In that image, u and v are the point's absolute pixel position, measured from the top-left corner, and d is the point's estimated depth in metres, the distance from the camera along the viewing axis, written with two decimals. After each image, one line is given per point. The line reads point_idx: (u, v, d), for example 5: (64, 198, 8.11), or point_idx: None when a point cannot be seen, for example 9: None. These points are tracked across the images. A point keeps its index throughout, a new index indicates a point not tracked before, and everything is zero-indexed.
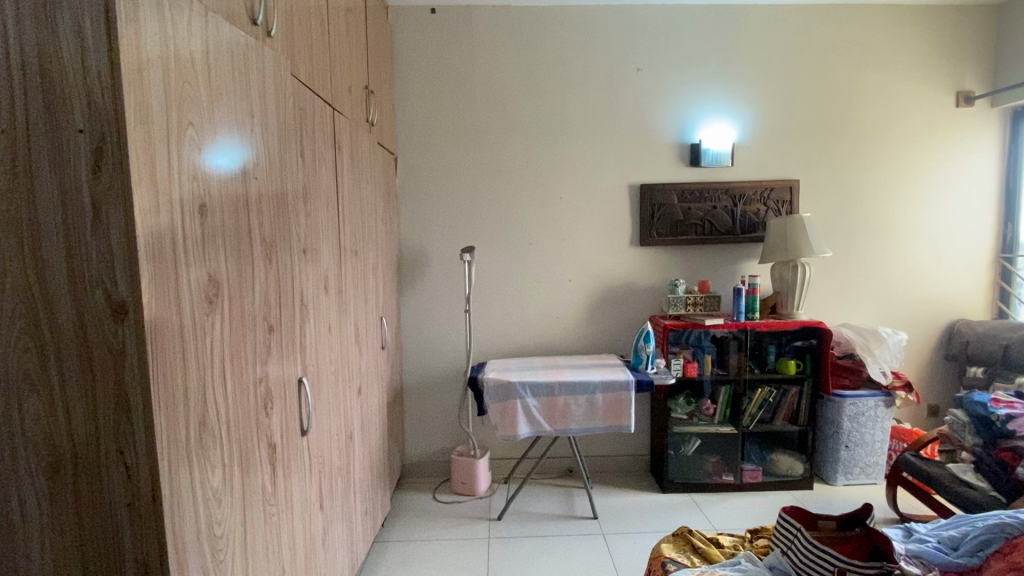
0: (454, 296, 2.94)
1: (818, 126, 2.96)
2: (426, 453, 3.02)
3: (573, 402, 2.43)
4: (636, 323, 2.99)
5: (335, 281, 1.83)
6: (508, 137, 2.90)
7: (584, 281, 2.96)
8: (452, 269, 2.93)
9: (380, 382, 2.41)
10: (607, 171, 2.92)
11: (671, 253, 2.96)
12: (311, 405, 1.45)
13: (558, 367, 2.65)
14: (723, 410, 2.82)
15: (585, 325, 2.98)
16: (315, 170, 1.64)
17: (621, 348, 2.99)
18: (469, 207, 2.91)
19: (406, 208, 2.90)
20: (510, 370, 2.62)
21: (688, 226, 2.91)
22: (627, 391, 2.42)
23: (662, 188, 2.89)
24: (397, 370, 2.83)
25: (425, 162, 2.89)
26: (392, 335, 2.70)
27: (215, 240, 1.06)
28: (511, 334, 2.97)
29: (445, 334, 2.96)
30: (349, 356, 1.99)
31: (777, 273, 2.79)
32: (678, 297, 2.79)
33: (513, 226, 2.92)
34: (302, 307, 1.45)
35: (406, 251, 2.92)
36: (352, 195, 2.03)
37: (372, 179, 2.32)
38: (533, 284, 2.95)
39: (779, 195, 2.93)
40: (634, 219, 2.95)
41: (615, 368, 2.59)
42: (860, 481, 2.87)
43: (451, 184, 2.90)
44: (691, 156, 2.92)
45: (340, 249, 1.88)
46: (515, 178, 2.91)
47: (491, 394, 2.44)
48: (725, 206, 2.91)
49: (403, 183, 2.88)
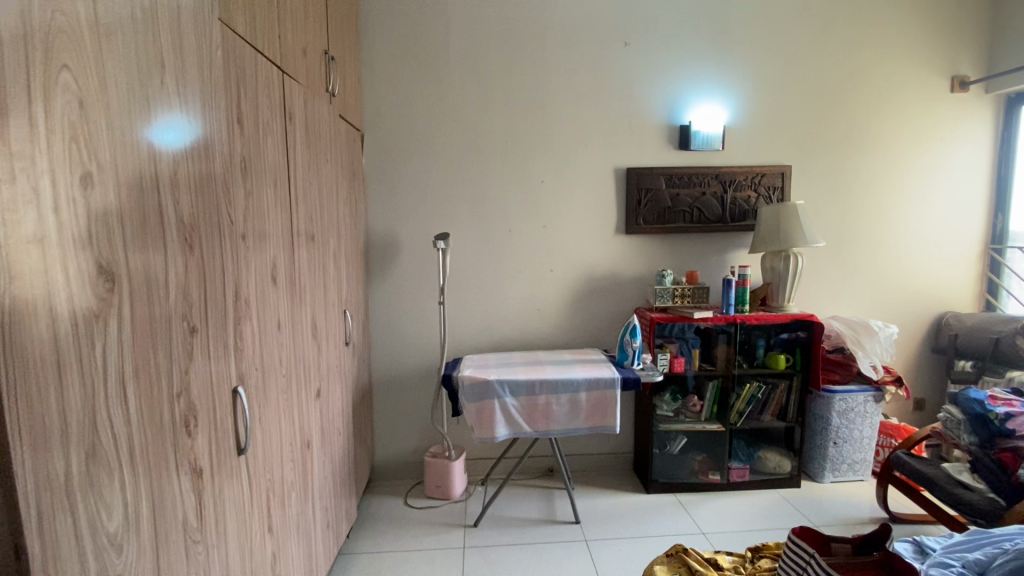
0: (427, 287, 2.73)
1: (813, 109, 2.81)
2: (398, 454, 2.83)
3: (554, 401, 2.25)
4: (620, 315, 2.83)
5: (287, 270, 1.61)
6: (485, 114, 2.67)
7: (567, 271, 2.78)
8: (425, 257, 2.71)
9: (344, 381, 2.20)
10: (591, 154, 2.73)
11: (658, 242, 2.80)
12: (250, 418, 1.23)
13: (539, 364, 2.47)
14: (711, 407, 2.70)
15: (568, 318, 2.81)
16: (258, 141, 1.41)
17: (604, 342, 2.83)
18: (442, 189, 2.69)
19: (375, 191, 2.66)
20: (489, 367, 2.44)
21: (676, 213, 2.75)
22: (613, 390, 2.26)
23: (650, 172, 2.72)
24: (364, 367, 2.61)
25: (395, 141, 2.65)
26: (358, 329, 2.48)
27: (108, 221, 0.83)
28: (489, 327, 2.78)
29: (418, 328, 2.75)
30: (305, 355, 1.78)
31: (768, 264, 2.65)
32: (666, 288, 2.64)
33: (491, 212, 2.72)
34: (239, 302, 1.23)
35: (375, 238, 2.69)
36: (308, 174, 1.79)
37: (333, 157, 2.08)
38: (513, 274, 2.76)
39: (771, 181, 2.79)
40: (619, 205, 2.77)
41: (601, 364, 2.42)
42: (847, 478, 2.79)
43: (424, 166, 2.67)
44: (681, 138, 2.75)
45: (293, 235, 1.65)
46: (493, 160, 2.70)
47: (466, 393, 2.25)
48: (714, 192, 2.76)
49: (370, 163, 2.65)
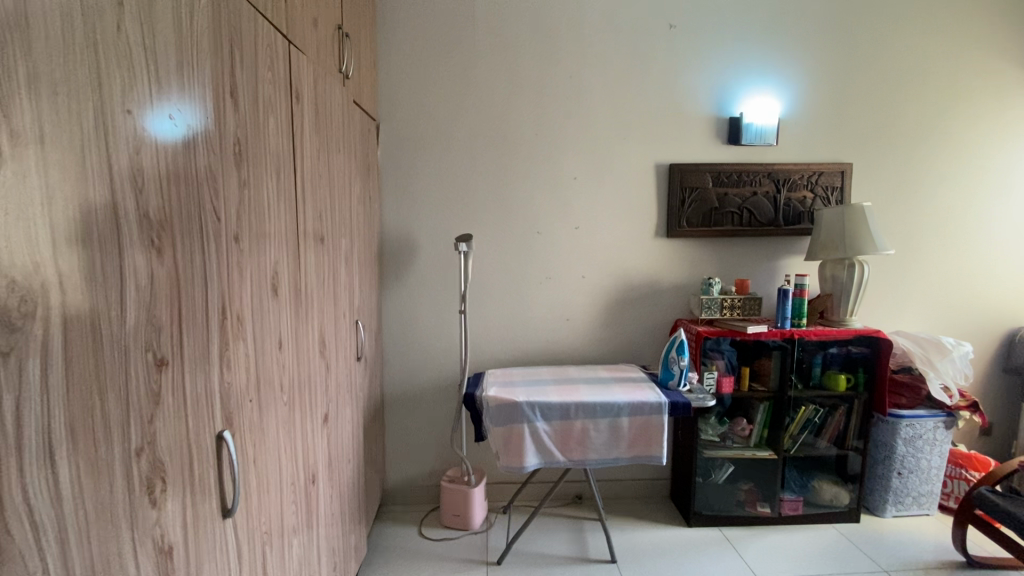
0: (447, 293, 2.47)
1: (877, 100, 2.52)
2: (411, 477, 2.57)
3: (592, 427, 1.98)
4: (659, 327, 2.56)
5: (292, 277, 1.36)
6: (513, 103, 2.41)
7: (600, 278, 2.51)
8: (445, 261, 2.46)
9: (356, 401, 1.95)
10: (630, 148, 2.46)
11: (702, 247, 2.52)
12: (239, 469, 0.97)
13: (572, 382, 2.20)
14: (760, 432, 2.41)
15: (601, 330, 2.54)
16: (258, 122, 1.15)
17: (641, 356, 2.56)
18: (465, 186, 2.43)
19: (390, 187, 2.41)
20: (515, 385, 2.18)
21: (724, 215, 2.48)
22: (659, 415, 1.98)
23: (695, 169, 2.44)
24: (377, 382, 2.36)
25: (414, 132, 2.40)
26: (370, 341, 2.23)
27: (27, 221, 0.57)
28: (513, 340, 2.51)
29: (435, 339, 2.49)
30: (312, 376, 1.52)
31: (829, 273, 2.36)
32: (713, 299, 2.36)
33: (518, 212, 2.46)
34: (229, 322, 0.97)
35: (390, 239, 2.43)
36: (318, 165, 1.54)
37: (347, 147, 1.84)
38: (541, 280, 2.49)
39: (829, 181, 2.50)
40: (660, 205, 2.50)
41: (642, 385, 2.15)
42: (911, 512, 2.50)
43: (445, 160, 2.42)
44: (730, 131, 2.47)
45: (299, 236, 1.40)
46: (522, 154, 2.43)
47: (492, 416, 1.99)
48: (767, 192, 2.48)
49: (386, 157, 2.39)
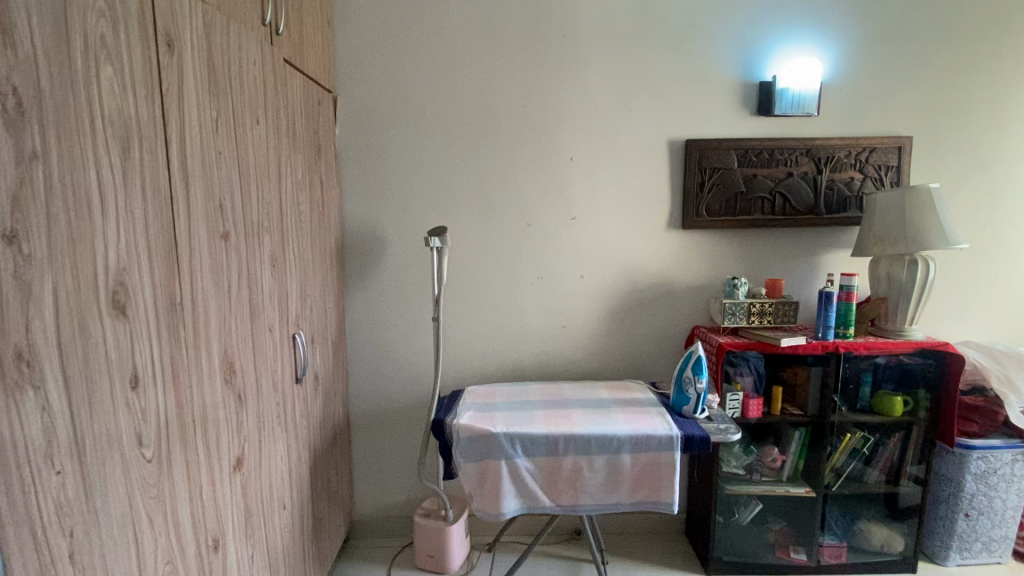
0: (420, 296, 2.11)
1: (944, 58, 2.05)
2: (384, 507, 2.24)
3: (586, 466, 1.60)
4: (672, 336, 2.15)
5: (162, 291, 1.01)
6: (496, 69, 2.02)
7: (602, 277, 2.12)
8: (417, 258, 2.09)
9: (296, 430, 1.61)
10: (637, 122, 2.05)
11: (726, 240, 2.10)
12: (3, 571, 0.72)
13: (565, 405, 1.83)
14: (794, 463, 2.01)
15: (603, 339, 2.15)
16: (66, 72, 0.80)
17: (650, 369, 2.16)
18: (439, 169, 2.05)
19: (352, 171, 2.04)
20: (495, 408, 1.82)
21: (752, 201, 2.05)
22: (669, 452, 1.59)
23: (716, 146, 2.02)
24: (337, 400, 2.02)
25: (379, 106, 2.03)
26: (325, 355, 1.88)
27: None
28: (499, 351, 2.14)
29: (407, 349, 2.13)
30: (211, 414, 1.18)
31: (884, 272, 1.92)
32: (739, 303, 1.95)
33: (503, 201, 2.07)
34: None
35: (353, 233, 2.07)
36: (216, 139, 1.18)
37: (277, 121, 1.48)
38: (531, 281, 2.11)
39: (882, 158, 2.05)
40: (675, 190, 2.08)
41: (649, 410, 1.75)
42: (980, 562, 2.06)
43: (416, 139, 2.04)
44: (760, 99, 2.04)
45: (175, 232, 1.05)
46: (507, 130, 2.04)
47: (462, 450, 1.63)
48: (804, 174, 2.05)
49: (347, 135, 2.03)
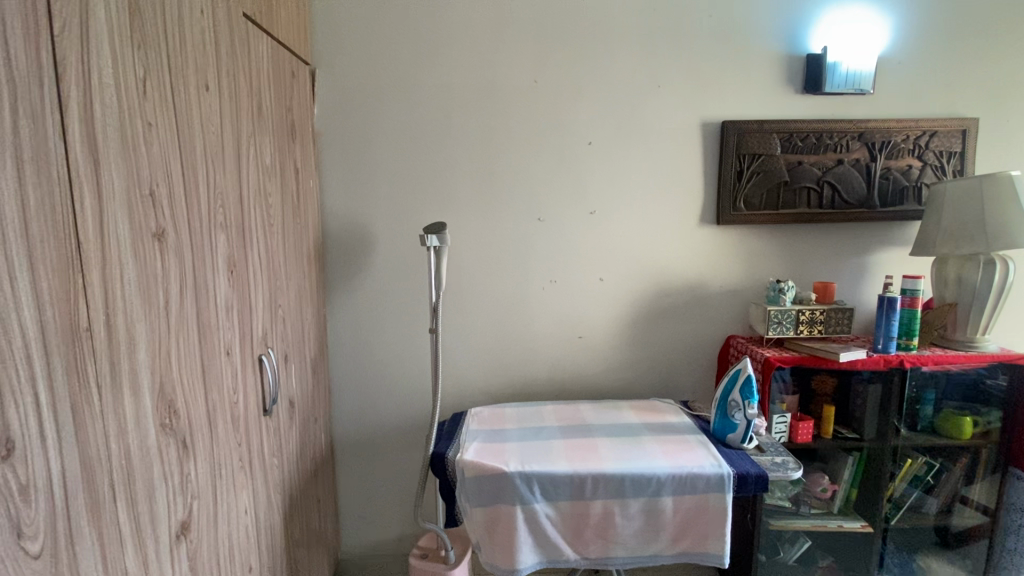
0: (415, 303, 1.82)
1: (1012, 29, 1.79)
2: (374, 544, 1.95)
3: (619, 511, 1.32)
4: (704, 347, 1.88)
5: (52, 315, 0.71)
6: (502, 38, 1.73)
7: (624, 280, 1.84)
8: (411, 259, 1.80)
9: (266, 471, 1.32)
10: (666, 101, 1.77)
11: (765, 237, 1.84)
12: None
13: (587, 432, 1.56)
14: (846, 492, 1.75)
15: (625, 351, 1.87)
16: None
17: (679, 385, 1.90)
18: (436, 156, 1.76)
19: (335, 158, 1.75)
20: (506, 437, 1.54)
21: (797, 192, 1.78)
22: (717, 493, 1.32)
23: (757, 128, 1.75)
24: (318, 426, 1.73)
25: (365, 81, 1.73)
26: (303, 375, 1.59)
27: None
28: (506, 365, 1.86)
29: (400, 365, 1.85)
30: (141, 472, 0.89)
31: (952, 275, 1.67)
32: (786, 311, 1.67)
33: (511, 193, 1.78)
34: None
35: (336, 231, 1.78)
36: (142, 106, 0.88)
37: (236, 90, 1.18)
38: (542, 286, 1.83)
39: (944, 144, 1.79)
40: (708, 179, 1.80)
41: (687, 439, 1.49)
42: None
43: (409, 121, 1.75)
44: (807, 75, 1.76)
45: (76, 232, 0.75)
46: (516, 111, 1.75)
47: (468, 493, 1.35)
48: (856, 161, 1.78)
49: (327, 116, 1.73)
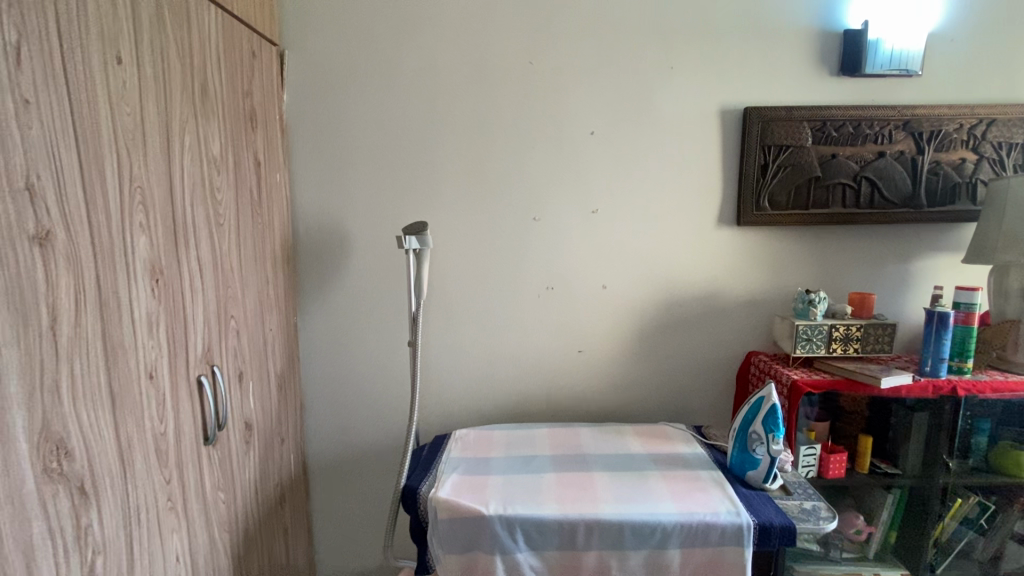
0: (396, 312, 1.63)
1: None
2: (352, 574, 1.78)
3: (618, 565, 1.12)
4: (721, 364, 1.67)
5: None
6: (493, 14, 1.53)
7: (629, 288, 1.63)
8: (391, 263, 1.61)
9: (209, 509, 1.14)
10: (679, 86, 1.55)
11: (793, 241, 1.61)
12: None
13: (584, 463, 1.36)
14: (885, 535, 1.52)
15: (631, 368, 1.67)
16: None
17: (691, 407, 1.68)
18: (419, 147, 1.57)
19: (307, 150, 1.57)
20: (490, 468, 1.35)
21: (830, 190, 1.56)
22: (735, 547, 1.11)
23: (784, 116, 1.52)
24: (287, 447, 1.56)
25: (340, 64, 1.55)
26: (265, 392, 1.42)
27: None
28: (497, 381, 1.67)
29: (380, 380, 1.67)
30: (9, 534, 0.71)
31: (1016, 286, 1.43)
32: (816, 326, 1.45)
33: (502, 189, 1.59)
34: None
35: (308, 230, 1.60)
36: (14, 76, 0.71)
37: (166, 67, 1.00)
38: (537, 293, 1.63)
39: (1005, 133, 1.54)
40: (728, 174, 1.59)
41: (699, 476, 1.28)
42: None
43: (388, 108, 1.56)
44: (844, 55, 1.53)
45: None
46: (508, 96, 1.56)
47: (441, 537, 1.16)
48: (900, 153, 1.55)
49: (298, 103, 1.55)
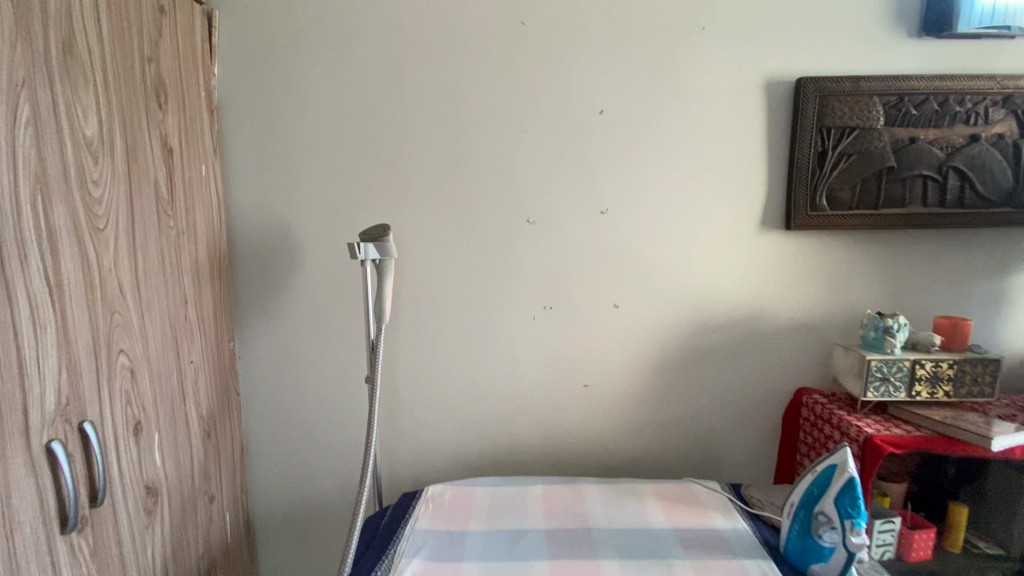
0: (356, 335, 1.32)
1: None
2: None
3: None
4: (764, 403, 1.33)
5: None
6: None
7: (647, 307, 1.30)
8: (349, 274, 1.30)
9: None
10: (712, 51, 1.22)
11: (856, 248, 1.27)
12: None
13: (588, 544, 1.03)
14: None
15: (649, 407, 1.34)
16: None
17: (726, 455, 1.35)
18: (383, 131, 1.26)
19: (244, 137, 1.26)
20: (466, 548, 1.02)
21: (907, 183, 1.22)
22: None
23: (849, 89, 1.18)
24: (219, 505, 1.25)
25: (284, 28, 1.23)
26: (180, 442, 1.11)
27: None
28: (482, 421, 1.35)
29: (339, 419, 1.35)
30: None
31: None
32: (893, 362, 1.11)
33: (487, 183, 1.27)
34: None
35: (247, 235, 1.29)
36: None
37: None
38: (532, 313, 1.31)
39: None
40: (774, 165, 1.25)
41: (745, 569, 0.94)
42: None
43: (344, 82, 1.25)
44: (927, 10, 1.19)
45: None
46: (495, 67, 1.24)
47: None
48: (1000, 136, 1.20)
49: (233, 78, 1.25)
